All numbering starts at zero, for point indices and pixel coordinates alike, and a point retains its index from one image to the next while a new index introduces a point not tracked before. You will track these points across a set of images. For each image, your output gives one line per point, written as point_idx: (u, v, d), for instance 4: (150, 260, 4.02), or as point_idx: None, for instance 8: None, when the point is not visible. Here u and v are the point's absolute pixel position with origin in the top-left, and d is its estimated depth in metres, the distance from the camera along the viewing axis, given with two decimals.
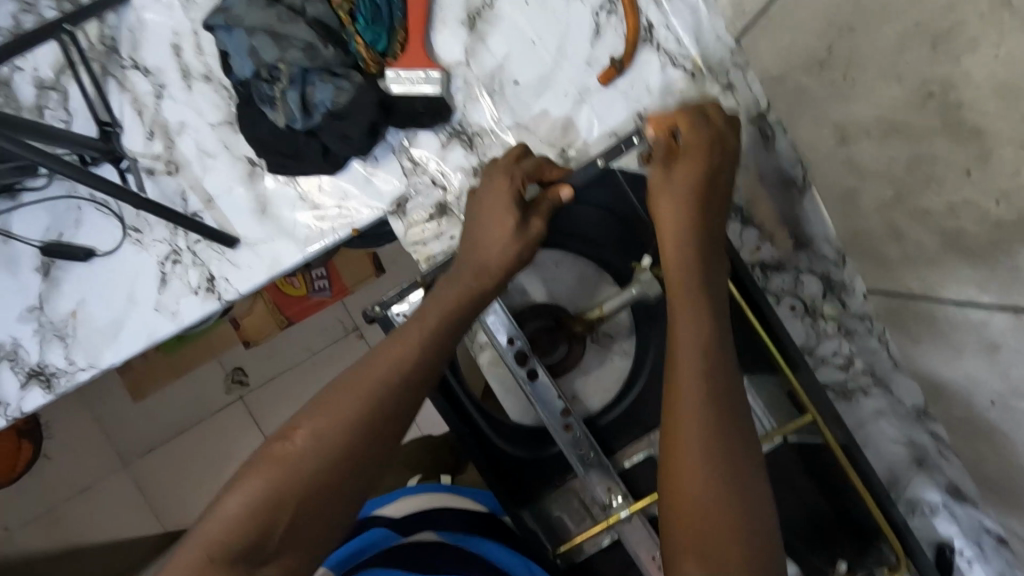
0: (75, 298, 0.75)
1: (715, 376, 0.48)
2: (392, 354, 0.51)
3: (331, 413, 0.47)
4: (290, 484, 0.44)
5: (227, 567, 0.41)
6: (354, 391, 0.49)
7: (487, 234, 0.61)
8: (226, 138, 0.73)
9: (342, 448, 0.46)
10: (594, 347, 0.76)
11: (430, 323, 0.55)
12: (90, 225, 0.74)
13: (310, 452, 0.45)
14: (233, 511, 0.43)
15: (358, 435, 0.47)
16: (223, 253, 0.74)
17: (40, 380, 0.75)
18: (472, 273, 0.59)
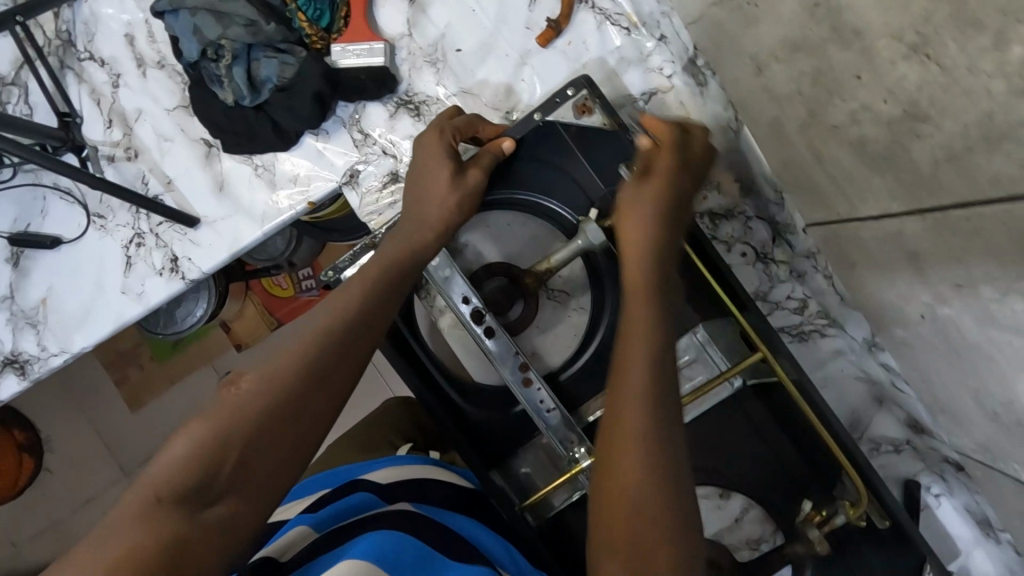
0: (44, 286, 0.77)
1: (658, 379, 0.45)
2: (336, 301, 0.53)
3: (279, 357, 0.48)
4: (239, 422, 0.44)
5: (173, 504, 0.41)
6: (301, 335, 0.49)
7: (427, 189, 0.63)
8: (182, 121, 0.75)
9: (290, 388, 0.46)
10: (551, 304, 0.78)
11: (373, 273, 0.56)
12: (55, 214, 0.76)
13: (256, 392, 0.45)
14: (178, 451, 0.43)
15: (306, 375, 0.47)
16: (185, 233, 0.76)
17: (15, 367, 0.77)
18: (414, 228, 0.61)
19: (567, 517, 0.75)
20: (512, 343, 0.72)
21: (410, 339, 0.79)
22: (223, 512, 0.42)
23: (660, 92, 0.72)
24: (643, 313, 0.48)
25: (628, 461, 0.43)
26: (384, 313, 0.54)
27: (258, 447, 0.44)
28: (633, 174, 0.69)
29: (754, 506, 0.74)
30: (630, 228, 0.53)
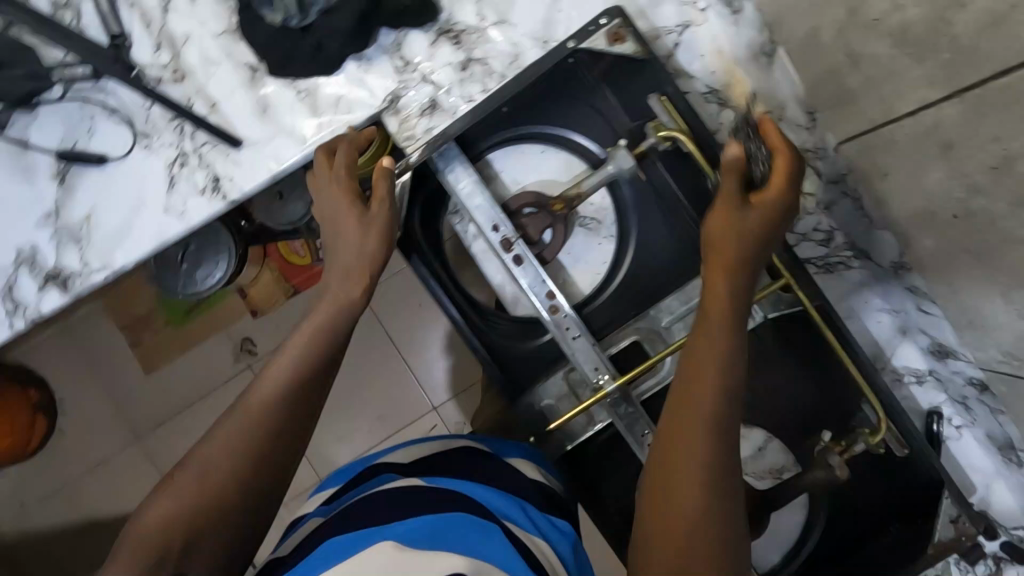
0: (88, 203, 0.79)
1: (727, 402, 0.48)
2: (266, 380, 0.57)
3: (216, 452, 0.53)
4: (199, 500, 0.51)
5: (151, 555, 0.48)
6: (246, 415, 0.54)
7: (346, 240, 0.65)
8: (228, 45, 0.78)
9: (235, 469, 0.52)
10: (583, 233, 0.78)
11: (300, 341, 0.59)
12: (101, 133, 0.79)
13: (214, 468, 0.52)
14: (155, 516, 0.50)
15: (249, 463, 0.53)
16: (227, 154, 0.78)
17: (58, 282, 0.79)
18: (342, 278, 0.64)
19: (593, 440, 0.77)
20: (538, 271, 0.73)
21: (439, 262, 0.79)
22: (197, 557, 0.49)
23: (693, 25, 0.75)
24: (722, 282, 0.53)
25: (705, 428, 0.47)
26: (322, 375, 0.58)
27: (233, 502, 0.52)
28: (663, 103, 0.68)
29: (776, 437, 0.76)
30: (725, 251, 0.54)
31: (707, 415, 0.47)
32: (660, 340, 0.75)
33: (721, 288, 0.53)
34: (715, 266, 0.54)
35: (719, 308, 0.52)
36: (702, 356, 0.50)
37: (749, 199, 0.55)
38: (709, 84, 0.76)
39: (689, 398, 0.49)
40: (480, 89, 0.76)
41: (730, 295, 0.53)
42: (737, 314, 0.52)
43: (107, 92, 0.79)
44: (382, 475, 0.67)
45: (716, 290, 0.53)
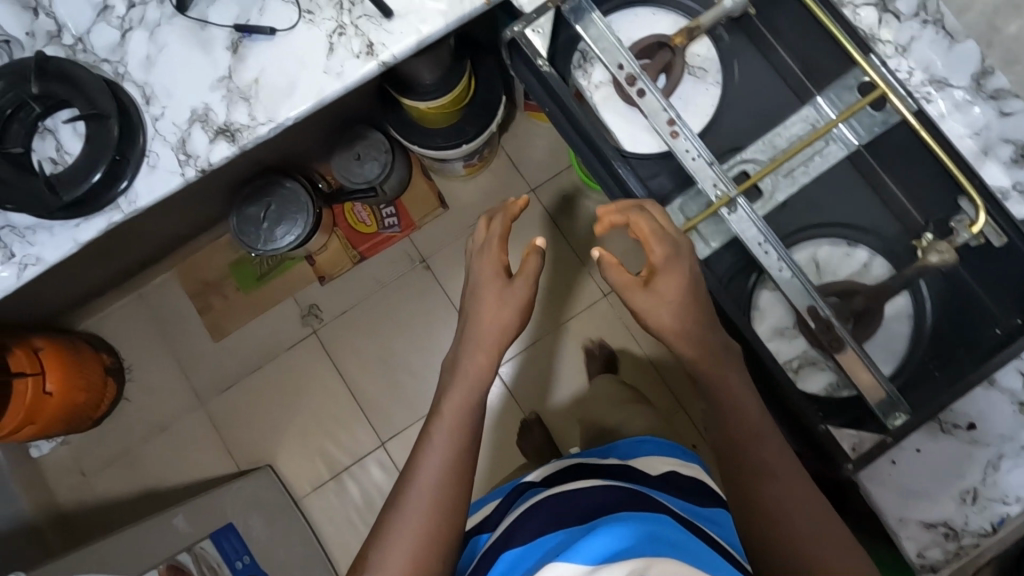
0: (257, 69, 0.90)
1: (739, 393, 0.78)
2: (452, 414, 0.88)
3: (459, 406, 0.88)
4: (429, 491, 0.81)
5: (443, 512, 0.80)
6: (457, 407, 0.89)
7: (485, 306, 0.93)
8: None
9: (455, 461, 0.84)
10: (692, 79, 0.88)
11: (453, 417, 0.88)
12: (273, 11, 0.91)
13: (446, 430, 0.87)
14: (439, 448, 0.85)
15: (454, 454, 0.84)
16: (380, 25, 0.91)
17: (227, 136, 0.89)
18: (495, 331, 0.92)
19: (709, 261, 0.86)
20: (659, 103, 0.83)
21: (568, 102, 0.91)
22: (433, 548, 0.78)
23: None
24: (762, 491, 0.72)
25: (757, 455, 0.75)
26: (473, 411, 0.89)
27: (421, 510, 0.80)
28: None
29: (878, 254, 0.85)
30: (670, 319, 0.80)
31: (750, 461, 0.74)
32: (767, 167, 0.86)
33: (678, 332, 0.80)
34: (709, 375, 0.79)
35: (701, 356, 0.79)
36: (751, 464, 0.74)
37: (646, 284, 0.80)
38: None
39: (735, 450, 0.76)
40: None
41: (721, 360, 0.80)
42: (748, 400, 0.78)
43: None
44: (593, 506, 0.82)
45: (734, 421, 0.77)
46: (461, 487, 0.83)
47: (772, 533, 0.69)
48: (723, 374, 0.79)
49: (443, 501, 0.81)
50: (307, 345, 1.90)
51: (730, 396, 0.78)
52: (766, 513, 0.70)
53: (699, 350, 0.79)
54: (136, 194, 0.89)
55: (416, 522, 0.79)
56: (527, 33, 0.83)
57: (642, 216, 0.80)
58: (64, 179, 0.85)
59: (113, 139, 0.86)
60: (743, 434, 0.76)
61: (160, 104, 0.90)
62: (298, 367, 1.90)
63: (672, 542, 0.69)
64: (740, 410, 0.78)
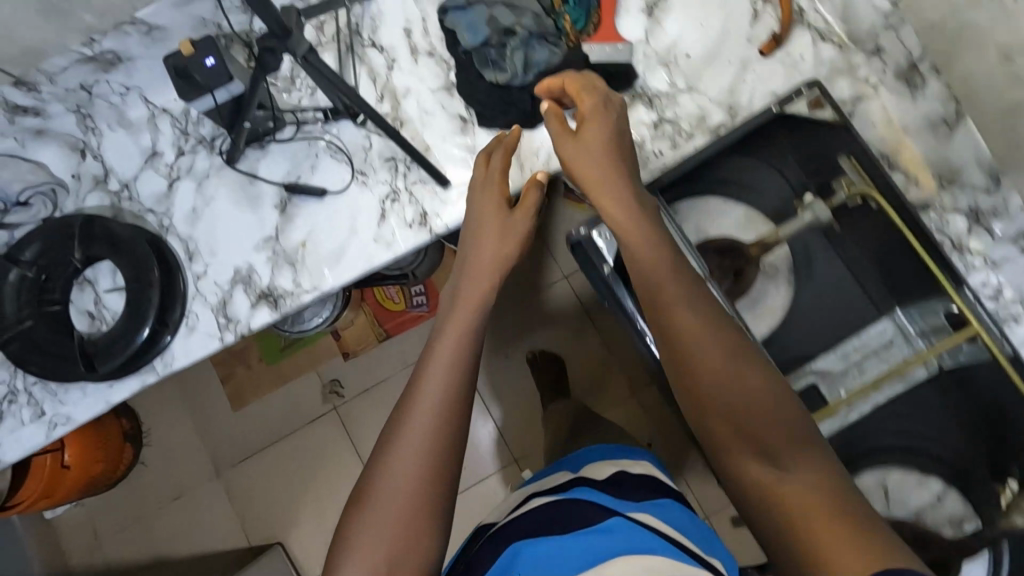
0: (305, 230, 0.87)
1: (717, 329, 0.64)
2: (427, 382, 0.65)
3: (438, 361, 0.66)
4: (405, 516, 0.58)
5: (441, 504, 0.60)
6: (439, 357, 0.66)
7: (480, 245, 0.77)
8: (443, 100, 0.89)
9: (439, 449, 0.61)
10: (762, 277, 0.82)
11: (454, 346, 0.68)
12: (325, 170, 0.88)
13: (437, 389, 0.64)
14: (416, 441, 0.61)
15: (436, 416, 0.62)
16: (435, 192, 0.87)
17: (269, 301, 0.86)
18: (491, 266, 0.76)
19: None
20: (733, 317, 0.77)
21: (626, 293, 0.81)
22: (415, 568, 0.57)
23: (867, 97, 0.83)
24: (767, 394, 0.60)
25: (714, 339, 0.63)
26: (463, 398, 0.65)
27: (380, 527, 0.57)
28: (853, 163, 0.76)
29: (953, 488, 0.77)
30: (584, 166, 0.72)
31: (715, 398, 0.61)
32: (836, 383, 0.81)
33: (615, 210, 0.70)
34: (668, 313, 0.65)
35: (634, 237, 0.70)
36: (722, 412, 0.61)
37: (577, 133, 0.74)
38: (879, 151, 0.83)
39: (695, 383, 0.62)
40: (671, 145, 0.85)
41: (676, 280, 0.67)
42: (699, 310, 0.65)
43: (333, 133, 0.88)
44: (540, 516, 0.70)
45: (708, 337, 0.63)
46: (454, 469, 0.61)
47: (764, 483, 0.56)
48: (670, 290, 0.66)
49: (425, 514, 0.58)
50: (328, 419, 1.88)
51: (706, 324, 0.64)
52: (753, 438, 0.58)
53: (639, 236, 0.69)
54: (172, 357, 0.86)
55: (403, 465, 0.60)
56: (596, 237, 0.78)
57: (572, 76, 0.76)
58: (102, 352, 0.82)
59: (153, 309, 0.82)
60: (742, 377, 0.61)
61: (203, 261, 0.87)
62: (318, 441, 1.87)
63: (603, 531, 0.65)
64: (707, 323, 0.64)
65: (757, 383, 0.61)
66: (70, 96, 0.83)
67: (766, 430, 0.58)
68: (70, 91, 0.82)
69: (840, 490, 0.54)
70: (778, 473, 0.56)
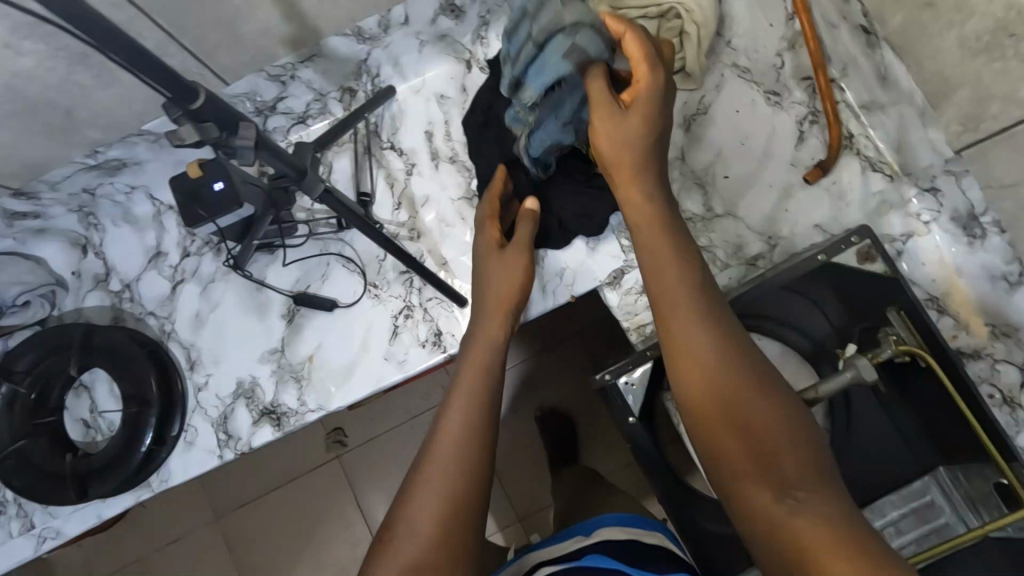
0: (313, 344, 0.83)
1: (734, 370, 0.49)
2: (447, 433, 0.57)
3: (456, 409, 0.59)
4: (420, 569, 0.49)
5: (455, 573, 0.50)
6: (465, 411, 0.59)
7: (493, 275, 0.72)
8: (464, 211, 0.84)
9: (456, 489, 0.53)
10: None
11: (476, 397, 0.60)
12: (336, 280, 0.83)
13: (453, 444, 0.56)
14: (434, 499, 0.52)
15: (457, 468, 0.54)
16: (451, 310, 0.82)
17: (271, 418, 0.82)
18: (497, 301, 0.71)
19: None
20: None
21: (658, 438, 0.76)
22: None
23: (917, 235, 0.77)
24: (760, 403, 0.47)
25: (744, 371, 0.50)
26: (485, 437, 0.57)
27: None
28: (901, 318, 0.70)
29: None
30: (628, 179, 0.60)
31: (705, 362, 0.50)
32: None
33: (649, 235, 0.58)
34: (677, 343, 0.52)
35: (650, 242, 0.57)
36: (715, 414, 0.48)
37: (625, 109, 0.60)
38: (929, 292, 0.77)
39: (688, 364, 0.51)
40: None
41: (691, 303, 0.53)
42: (700, 320, 0.51)
43: (346, 241, 0.84)
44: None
45: (700, 387, 0.49)
46: (464, 534, 0.51)
47: (739, 482, 0.46)
48: (699, 328, 0.51)
49: (451, 549, 0.50)
50: (329, 472, 1.59)
51: (720, 364, 0.49)
52: (763, 455, 0.45)
53: (671, 275, 0.55)
54: (169, 474, 0.82)
55: (426, 516, 0.51)
56: (621, 383, 0.75)
57: (603, 76, 0.62)
58: (95, 475, 0.78)
59: (151, 430, 0.78)
60: (744, 405, 0.48)
61: (205, 372, 0.83)
62: (312, 496, 1.58)
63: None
64: (720, 373, 0.49)
65: (771, 393, 0.48)
66: (72, 199, 0.80)
67: (754, 430, 0.47)
68: (73, 195, 0.79)
69: (843, 533, 0.41)
70: (777, 484, 0.44)
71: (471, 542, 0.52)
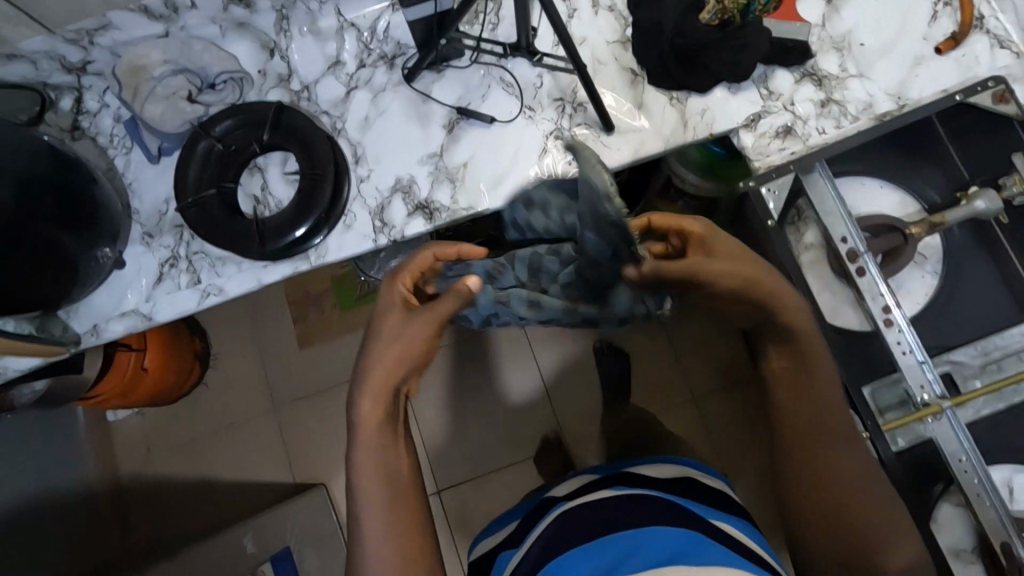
0: (469, 152, 0.91)
1: (850, 480, 0.68)
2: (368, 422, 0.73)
3: (372, 405, 0.74)
4: (394, 523, 0.71)
5: (407, 502, 0.73)
6: (376, 398, 0.74)
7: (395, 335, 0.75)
8: (617, 53, 0.93)
9: (390, 486, 0.72)
10: (912, 264, 0.84)
11: (377, 387, 0.74)
12: (495, 100, 0.92)
13: (370, 466, 0.73)
14: (379, 455, 0.73)
15: (382, 457, 0.74)
16: (598, 136, 0.91)
17: (425, 212, 0.91)
18: (392, 363, 0.74)
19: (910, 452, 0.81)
20: (881, 284, 0.79)
21: (789, 261, 0.84)
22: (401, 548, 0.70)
23: None
24: (865, 513, 0.67)
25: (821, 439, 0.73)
26: (392, 456, 0.74)
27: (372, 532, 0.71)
28: None
29: None
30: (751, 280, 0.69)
31: (836, 464, 0.69)
32: (974, 378, 0.80)
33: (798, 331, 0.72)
34: (813, 449, 0.70)
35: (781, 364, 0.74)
36: (820, 490, 0.68)
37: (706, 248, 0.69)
38: None
39: (828, 466, 0.69)
40: (834, 125, 0.88)
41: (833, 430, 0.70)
42: (835, 431, 0.70)
43: (507, 67, 0.93)
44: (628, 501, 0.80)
45: (804, 471, 0.70)
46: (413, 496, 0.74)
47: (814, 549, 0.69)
48: (833, 439, 0.70)
49: (411, 487, 0.75)
50: None
51: (839, 464, 0.69)
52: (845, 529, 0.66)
53: (799, 395, 0.72)
54: (326, 249, 0.90)
55: (369, 486, 0.72)
56: (763, 191, 0.83)
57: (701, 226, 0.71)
58: (270, 233, 0.87)
59: (322, 200, 0.87)
60: (841, 497, 0.68)
61: (368, 167, 0.92)
62: None
63: (654, 545, 0.71)
64: (841, 467, 0.69)
65: (867, 480, 0.69)
66: None
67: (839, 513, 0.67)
68: None
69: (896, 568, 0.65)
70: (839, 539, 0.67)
71: (411, 494, 0.74)
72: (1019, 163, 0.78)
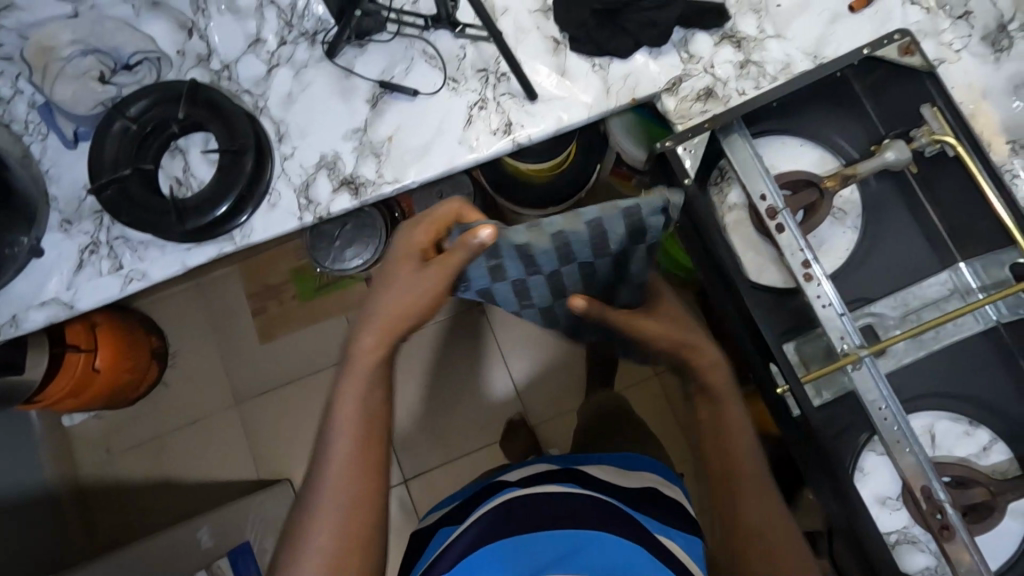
0: (394, 126, 0.91)
1: (775, 539, 0.68)
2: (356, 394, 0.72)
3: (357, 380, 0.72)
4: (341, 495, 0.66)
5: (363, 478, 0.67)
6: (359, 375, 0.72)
7: (397, 291, 0.71)
8: (539, 21, 0.92)
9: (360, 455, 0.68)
10: (831, 220, 0.85)
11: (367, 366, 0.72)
12: (417, 73, 0.92)
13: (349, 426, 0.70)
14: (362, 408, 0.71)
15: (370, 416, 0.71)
16: (522, 106, 0.91)
17: (351, 187, 0.90)
18: (386, 321, 0.72)
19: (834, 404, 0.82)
20: (800, 240, 0.79)
21: (711, 221, 0.85)
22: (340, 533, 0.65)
23: (948, 61, 0.86)
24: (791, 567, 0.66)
25: (741, 457, 0.75)
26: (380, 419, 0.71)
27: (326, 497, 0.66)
28: (935, 113, 0.78)
29: (1001, 439, 0.79)
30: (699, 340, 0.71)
31: (753, 519, 0.70)
32: (893, 327, 0.81)
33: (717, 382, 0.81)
34: (735, 496, 0.72)
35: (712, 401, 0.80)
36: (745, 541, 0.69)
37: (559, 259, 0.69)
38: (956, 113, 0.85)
39: (741, 515, 0.70)
40: (753, 85, 0.88)
41: (750, 475, 0.74)
42: (751, 481, 0.73)
43: (429, 39, 0.92)
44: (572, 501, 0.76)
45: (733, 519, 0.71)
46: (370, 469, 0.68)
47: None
48: (748, 474, 0.74)
49: (375, 461, 0.69)
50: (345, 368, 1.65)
51: (765, 527, 0.69)
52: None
53: (722, 433, 0.77)
54: (251, 229, 0.89)
55: (346, 445, 0.69)
56: (679, 150, 0.84)
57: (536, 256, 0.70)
58: (191, 210, 0.85)
59: (244, 174, 0.86)
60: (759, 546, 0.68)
61: (292, 144, 0.91)
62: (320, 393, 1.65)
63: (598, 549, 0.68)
64: (765, 527, 0.69)
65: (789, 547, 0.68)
66: None
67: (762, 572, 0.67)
68: None
69: None
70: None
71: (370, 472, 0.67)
72: (927, 112, 0.79)
